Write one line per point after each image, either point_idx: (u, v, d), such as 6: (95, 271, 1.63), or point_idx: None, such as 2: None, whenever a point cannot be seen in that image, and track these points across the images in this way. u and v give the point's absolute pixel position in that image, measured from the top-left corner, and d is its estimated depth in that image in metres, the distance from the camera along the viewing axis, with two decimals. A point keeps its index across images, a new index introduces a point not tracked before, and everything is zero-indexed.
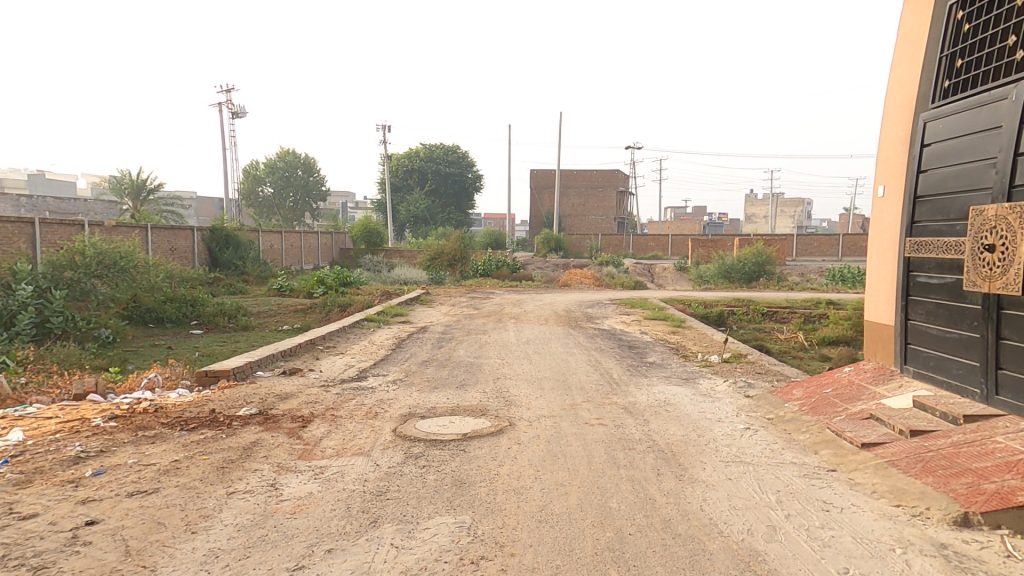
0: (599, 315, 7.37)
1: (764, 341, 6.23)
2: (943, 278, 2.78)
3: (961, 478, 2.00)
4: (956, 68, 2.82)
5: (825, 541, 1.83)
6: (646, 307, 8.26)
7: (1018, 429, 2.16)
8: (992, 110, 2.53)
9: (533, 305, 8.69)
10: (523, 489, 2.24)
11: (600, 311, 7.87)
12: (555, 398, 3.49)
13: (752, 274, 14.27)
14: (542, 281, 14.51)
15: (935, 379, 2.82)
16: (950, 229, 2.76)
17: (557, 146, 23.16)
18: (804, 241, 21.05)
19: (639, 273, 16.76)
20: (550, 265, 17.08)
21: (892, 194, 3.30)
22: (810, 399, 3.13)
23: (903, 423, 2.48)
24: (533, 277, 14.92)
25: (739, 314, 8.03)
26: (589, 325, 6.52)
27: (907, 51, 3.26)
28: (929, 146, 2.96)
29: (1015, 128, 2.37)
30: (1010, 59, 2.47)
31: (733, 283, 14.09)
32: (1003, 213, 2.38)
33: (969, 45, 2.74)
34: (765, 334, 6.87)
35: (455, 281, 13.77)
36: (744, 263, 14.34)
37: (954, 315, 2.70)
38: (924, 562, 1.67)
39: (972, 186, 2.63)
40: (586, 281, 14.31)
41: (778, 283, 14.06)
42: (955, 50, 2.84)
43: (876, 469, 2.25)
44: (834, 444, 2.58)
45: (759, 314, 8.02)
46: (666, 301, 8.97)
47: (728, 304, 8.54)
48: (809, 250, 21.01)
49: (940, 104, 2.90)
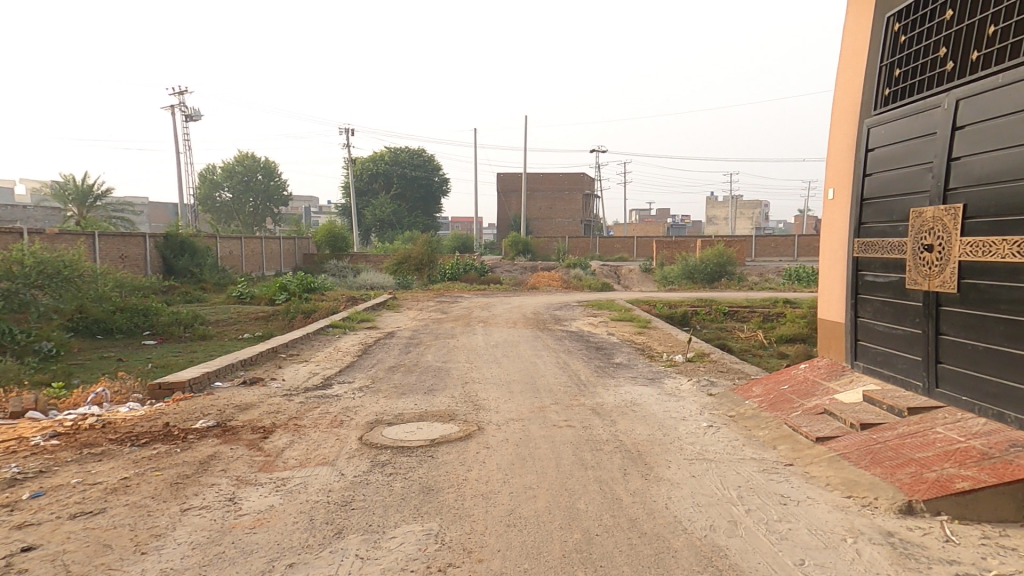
0: (567, 317, 7.43)
1: (726, 340, 6.41)
2: (888, 277, 2.91)
3: (905, 468, 2.10)
4: (894, 77, 2.98)
5: (783, 533, 1.90)
6: (614, 308, 8.38)
7: (955, 420, 2.29)
8: (926, 118, 2.68)
9: (500, 308, 8.68)
10: (493, 494, 2.24)
11: (567, 313, 7.95)
12: (524, 400, 3.50)
13: (713, 274, 14.59)
14: (510, 284, 14.55)
15: (882, 373, 2.96)
16: (893, 230, 2.90)
17: (522, 149, 23.25)
18: (762, 242, 21.79)
19: (604, 275, 17.01)
20: (517, 268, 17.17)
21: (841, 197, 3.44)
22: (769, 395, 3.24)
23: (853, 416, 2.59)
24: (502, 280, 14.94)
25: (702, 314, 8.23)
26: (557, 327, 6.57)
27: (851, 60, 3.41)
28: (872, 151, 3.11)
29: (948, 135, 2.52)
30: (940, 70, 2.63)
31: (695, 284, 14.45)
32: (939, 215, 2.53)
33: (904, 56, 2.90)
34: (726, 333, 7.08)
35: (422, 285, 13.67)
36: (706, 263, 14.72)
37: (898, 313, 2.83)
38: (873, 550, 1.75)
39: (911, 189, 2.77)
40: (553, 283, 14.41)
41: (738, 283, 14.48)
42: (892, 60, 2.99)
43: (830, 462, 2.34)
44: (791, 439, 2.67)
45: (721, 313, 8.26)
46: (632, 302, 9.13)
47: (692, 304, 8.75)
48: (767, 250, 21.73)
49: (881, 111, 3.05)
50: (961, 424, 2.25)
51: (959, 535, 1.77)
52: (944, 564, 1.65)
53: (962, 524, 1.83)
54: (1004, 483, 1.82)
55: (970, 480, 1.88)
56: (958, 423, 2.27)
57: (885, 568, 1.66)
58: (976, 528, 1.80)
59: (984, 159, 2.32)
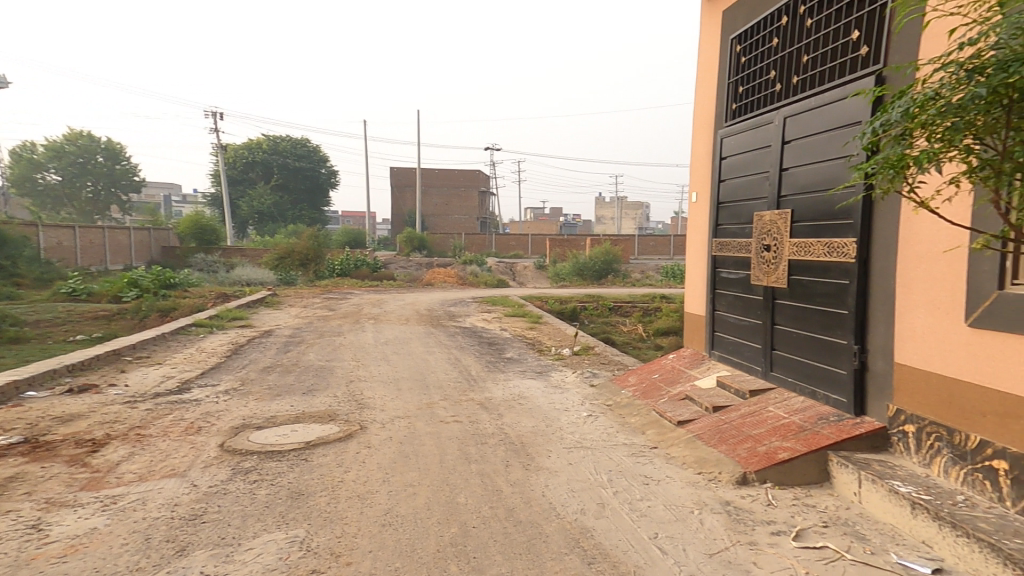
0: (461, 314, 7.45)
1: (610, 334, 6.79)
2: (738, 273, 3.24)
3: (743, 444, 2.35)
4: (738, 93, 3.33)
5: (643, 511, 2.03)
6: (507, 304, 8.55)
7: (784, 399, 2.61)
8: (763, 131, 3.02)
9: (392, 305, 8.48)
10: (368, 494, 2.17)
11: (462, 310, 7.96)
12: (411, 397, 3.44)
13: (602, 271, 15.47)
14: (405, 281, 14.31)
15: (733, 361, 3.28)
16: (742, 231, 3.22)
17: (419, 144, 22.99)
18: (644, 242, 23.49)
19: (501, 271, 17.30)
20: (413, 264, 16.92)
21: (702, 200, 3.76)
22: (642, 384, 3.47)
23: (709, 400, 2.85)
24: (396, 276, 14.61)
25: (590, 309, 8.67)
26: (450, 323, 6.56)
27: (706, 75, 3.75)
28: (724, 160, 3.43)
29: (779, 148, 2.86)
30: (771, 90, 2.99)
31: (585, 280, 15.22)
32: (774, 219, 2.86)
33: (745, 75, 3.26)
34: (611, 326, 7.52)
35: (308, 282, 13.00)
36: (595, 261, 15.55)
37: (745, 306, 3.16)
38: (714, 518, 1.93)
39: (754, 195, 3.10)
40: (449, 280, 14.41)
41: (624, 280, 15.46)
42: (737, 78, 3.35)
43: (688, 442, 2.55)
44: (658, 424, 2.88)
45: (607, 308, 8.76)
46: (525, 298, 9.39)
47: (581, 300, 9.20)
48: (651, 250, 23.44)
49: (730, 124, 3.39)
50: (789, 403, 2.57)
51: (780, 499, 2.02)
52: (768, 525, 1.86)
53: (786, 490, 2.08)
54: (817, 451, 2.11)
55: (790, 451, 2.15)
56: (786, 402, 2.58)
57: (723, 533, 1.84)
58: (795, 491, 2.07)
59: (806, 170, 2.65)
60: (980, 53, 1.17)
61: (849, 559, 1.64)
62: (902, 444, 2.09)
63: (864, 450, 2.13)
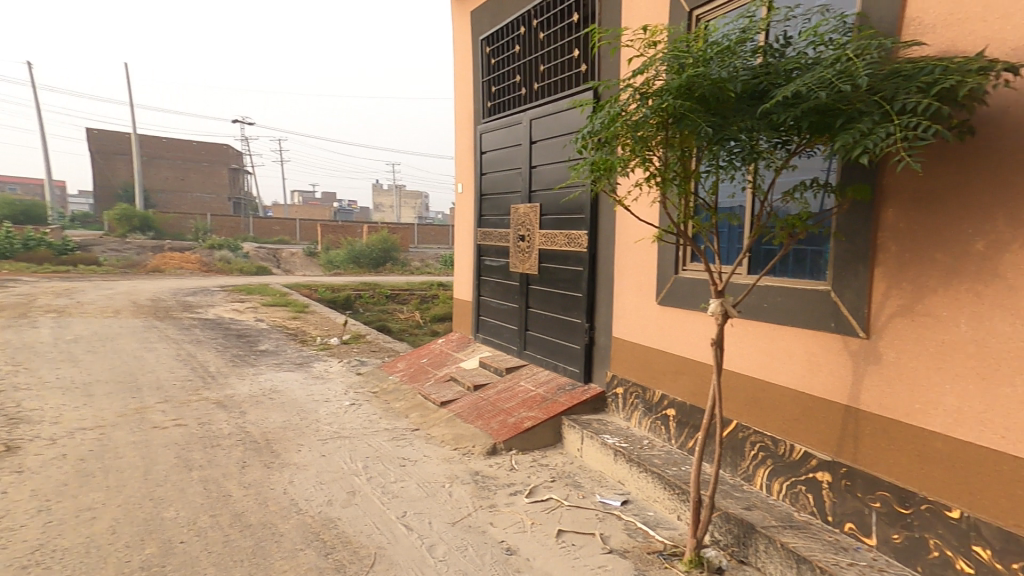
0: (202, 305, 6.46)
1: (384, 321, 6.74)
2: (499, 261, 3.50)
3: (497, 418, 2.55)
4: (493, 94, 3.60)
5: (395, 492, 2.02)
6: (266, 293, 7.74)
7: (532, 374, 2.94)
8: (514, 132, 3.31)
9: (102, 296, 6.85)
10: (20, 531, 1.66)
11: (206, 300, 6.83)
12: (115, 404, 2.79)
13: (379, 260, 15.36)
14: (126, 268, 11.72)
15: (494, 342, 3.54)
16: (502, 222, 3.49)
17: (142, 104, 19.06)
18: (422, 232, 24.05)
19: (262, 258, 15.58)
20: (132, 248, 13.97)
21: (468, 190, 3.97)
22: (410, 369, 3.48)
23: (470, 379, 3.01)
24: (109, 264, 11.87)
25: (364, 297, 8.47)
26: (186, 315, 5.63)
27: (464, 72, 3.98)
28: (486, 153, 3.66)
29: (528, 147, 3.16)
30: (518, 95, 3.30)
31: (362, 269, 14.93)
32: (527, 212, 3.15)
33: (497, 78, 3.54)
34: (386, 314, 7.47)
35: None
36: (370, 249, 15.33)
37: (505, 291, 3.43)
38: (461, 490, 2.03)
39: (510, 189, 3.38)
40: (187, 266, 12.57)
41: (402, 268, 15.63)
42: (490, 79, 3.62)
43: (449, 421, 2.66)
44: (422, 406, 2.93)
45: (383, 296, 8.67)
46: (289, 287, 8.65)
47: (354, 289, 8.93)
48: (429, 239, 24.19)
49: (487, 121, 3.64)
50: (536, 377, 2.90)
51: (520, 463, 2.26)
52: (507, 489, 2.05)
53: (526, 454, 2.34)
54: (552, 417, 2.43)
55: (533, 420, 2.42)
56: (534, 376, 2.91)
57: (467, 503, 1.95)
58: (533, 454, 2.35)
59: (550, 168, 2.99)
60: (647, 82, 1.44)
61: (565, 506, 1.93)
62: (613, 403, 2.53)
63: (584, 411, 2.53)
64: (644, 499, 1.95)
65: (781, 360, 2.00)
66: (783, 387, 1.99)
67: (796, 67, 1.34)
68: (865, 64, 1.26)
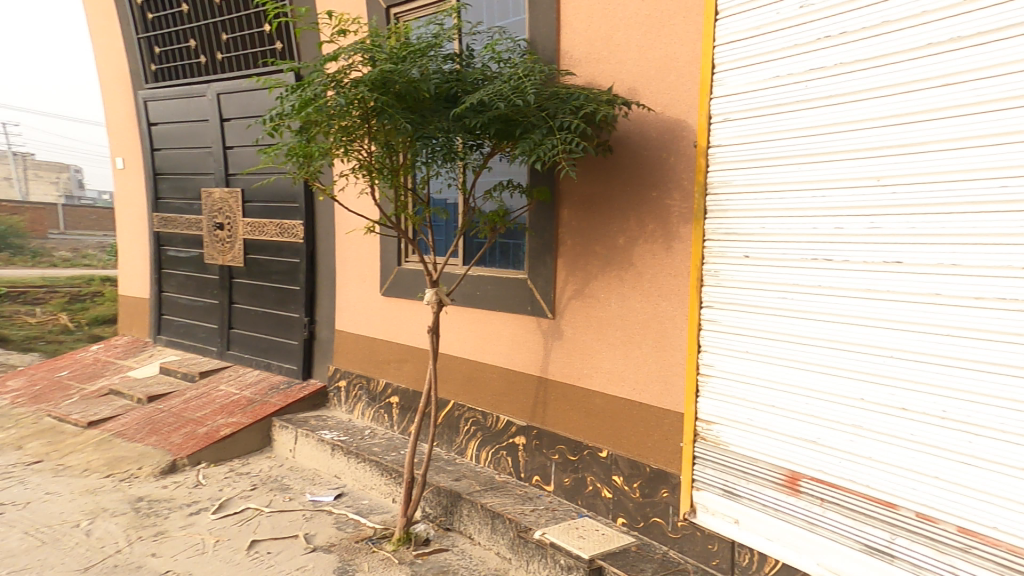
0: None
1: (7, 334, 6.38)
2: (188, 252, 4.24)
3: (178, 431, 3.20)
4: (155, 55, 4.24)
5: (62, 547, 2.34)
6: None
7: (234, 377, 3.73)
8: (190, 103, 4.05)
9: None
10: None
11: None
12: None
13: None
14: None
15: (185, 341, 4.29)
16: (188, 206, 4.20)
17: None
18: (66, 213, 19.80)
19: None
20: None
21: (130, 168, 4.70)
22: (42, 389, 4.10)
23: (143, 392, 3.66)
24: None
25: None
26: None
27: (104, 40, 4.64)
28: (155, 121, 4.35)
29: (219, 124, 3.89)
30: (196, 60, 3.97)
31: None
32: (224, 198, 3.87)
33: (165, 37, 4.14)
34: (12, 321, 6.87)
35: None
36: None
37: (200, 286, 4.15)
38: (111, 524, 2.51)
39: (197, 170, 4.07)
40: None
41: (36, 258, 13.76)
42: (149, 36, 4.24)
43: (94, 447, 3.21)
44: (54, 432, 3.47)
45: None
46: None
47: None
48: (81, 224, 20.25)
49: (151, 87, 4.31)
50: (235, 381, 3.68)
51: (208, 478, 2.90)
52: (183, 506, 2.66)
53: (216, 465, 3.01)
54: (259, 421, 3.16)
55: (229, 428, 3.12)
56: (233, 380, 3.69)
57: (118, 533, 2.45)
58: (229, 463, 3.06)
59: (243, 150, 3.82)
60: (343, 68, 1.92)
61: (264, 514, 2.58)
62: (337, 396, 3.34)
63: (303, 408, 3.33)
64: (360, 488, 2.75)
65: (493, 345, 2.82)
66: (497, 361, 2.80)
67: (480, 77, 2.05)
68: (530, 84, 1.99)
